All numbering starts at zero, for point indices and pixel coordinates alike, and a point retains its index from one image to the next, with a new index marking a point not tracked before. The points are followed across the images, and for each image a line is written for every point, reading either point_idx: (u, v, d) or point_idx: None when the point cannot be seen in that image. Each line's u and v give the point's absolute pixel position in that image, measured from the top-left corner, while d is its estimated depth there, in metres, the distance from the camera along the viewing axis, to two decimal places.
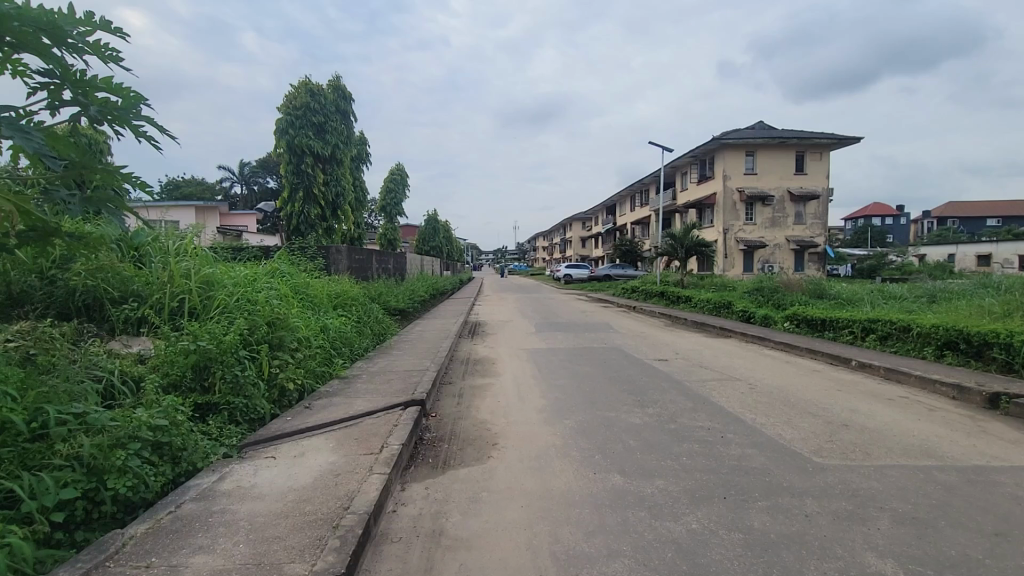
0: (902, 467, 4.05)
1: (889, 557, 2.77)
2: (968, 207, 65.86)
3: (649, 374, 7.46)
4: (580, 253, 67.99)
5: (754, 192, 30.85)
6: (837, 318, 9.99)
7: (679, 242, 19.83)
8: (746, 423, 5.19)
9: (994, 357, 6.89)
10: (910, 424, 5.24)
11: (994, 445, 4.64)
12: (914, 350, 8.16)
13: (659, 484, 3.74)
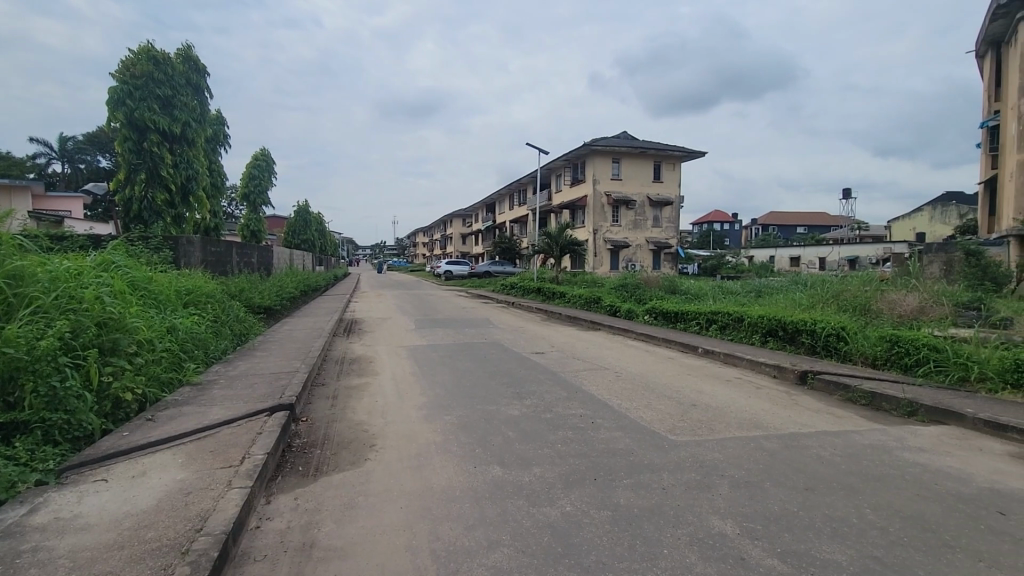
0: (737, 438, 4.71)
1: (729, 518, 3.20)
2: (785, 217, 78.27)
3: (526, 367, 7.77)
4: (460, 250, 68.30)
5: (620, 197, 33.49)
6: (687, 311, 11.29)
7: (554, 241, 20.83)
8: (612, 408, 5.64)
9: (802, 341, 8.29)
10: (742, 401, 6.10)
11: (804, 414, 5.60)
12: (746, 337, 9.50)
13: (536, 472, 3.92)
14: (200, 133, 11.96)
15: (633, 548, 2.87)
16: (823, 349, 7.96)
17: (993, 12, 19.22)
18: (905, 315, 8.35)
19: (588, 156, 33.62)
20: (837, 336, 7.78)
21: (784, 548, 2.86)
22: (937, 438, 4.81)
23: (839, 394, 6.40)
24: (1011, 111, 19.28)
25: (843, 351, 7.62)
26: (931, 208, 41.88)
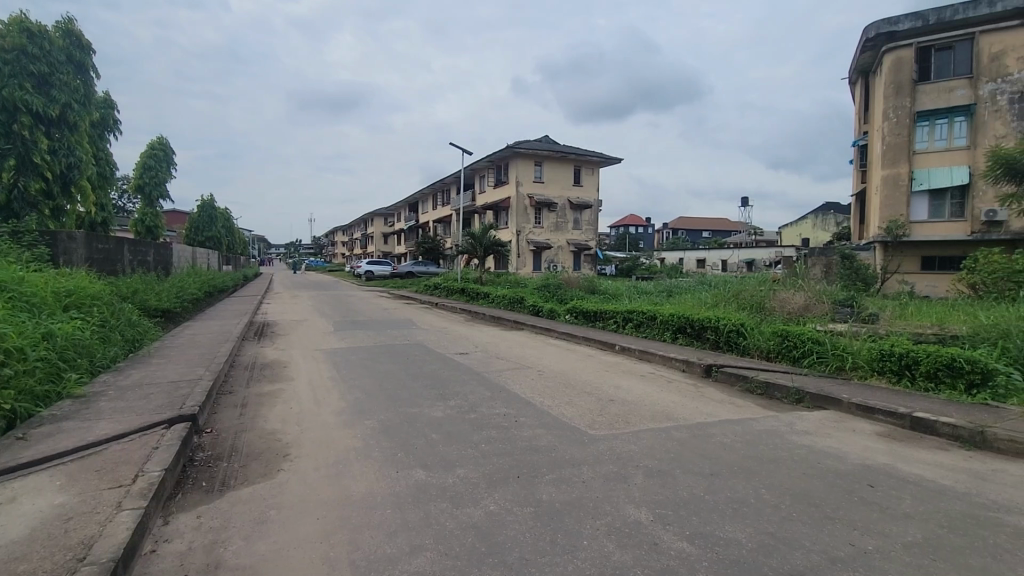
0: (651, 430, 4.99)
1: (644, 506, 3.38)
2: (693, 222, 83.92)
3: (449, 368, 7.73)
4: (382, 250, 66.51)
5: (542, 199, 34.20)
6: (605, 311, 11.79)
7: (478, 241, 20.87)
8: (535, 406, 5.77)
9: (707, 337, 8.96)
10: (655, 394, 6.48)
11: (709, 405, 6.04)
12: (658, 334, 10.09)
13: (460, 473, 3.92)
14: (83, 116, 10.75)
15: (554, 542, 2.96)
16: (725, 344, 8.64)
17: (862, 45, 21.81)
18: (793, 312, 9.26)
19: (512, 158, 34.04)
20: (736, 332, 8.47)
21: (692, 530, 3.08)
22: (819, 421, 5.40)
23: (739, 385, 6.97)
24: (876, 133, 22.01)
25: (742, 345, 8.31)
26: (813, 216, 46.78)
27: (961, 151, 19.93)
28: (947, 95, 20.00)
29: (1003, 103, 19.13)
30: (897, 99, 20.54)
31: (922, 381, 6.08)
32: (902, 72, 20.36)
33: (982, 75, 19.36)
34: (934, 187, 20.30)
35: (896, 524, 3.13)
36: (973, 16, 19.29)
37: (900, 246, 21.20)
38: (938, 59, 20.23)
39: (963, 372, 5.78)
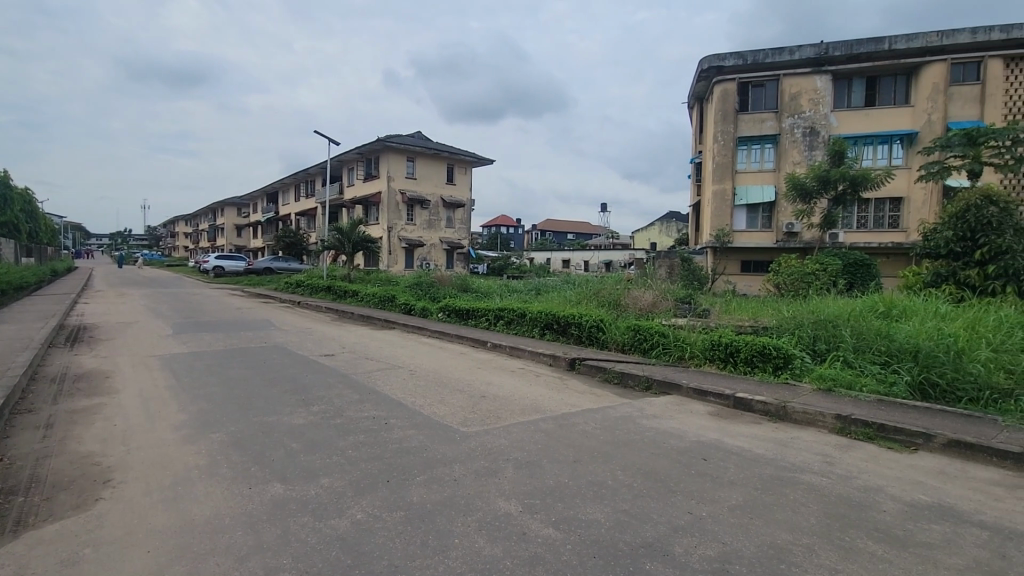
0: (520, 423, 5.18)
1: (513, 498, 3.50)
2: (559, 225, 88.98)
3: (313, 371, 7.25)
4: (234, 244, 60.10)
5: (414, 196, 33.61)
6: (477, 308, 11.97)
7: (345, 237, 19.87)
8: (405, 406, 5.67)
9: (571, 332, 9.56)
10: (524, 388, 6.74)
11: (572, 396, 6.45)
12: (527, 331, 10.51)
13: (323, 483, 3.70)
14: None
15: (425, 544, 2.93)
16: (587, 338, 9.30)
17: (698, 75, 24.95)
18: (644, 308, 10.26)
19: (383, 152, 32.96)
20: (597, 327, 9.16)
21: (557, 516, 3.25)
22: (665, 406, 6.07)
23: (599, 376, 7.55)
24: (708, 153, 25.30)
25: (602, 339, 9.01)
26: (660, 223, 52.43)
27: (771, 173, 23.75)
28: (760, 125, 23.69)
29: (798, 135, 23.13)
30: (725, 125, 23.85)
31: (741, 366, 7.14)
32: (728, 102, 23.70)
33: (784, 111, 23.22)
34: (751, 202, 23.94)
35: (724, 491, 3.64)
36: (779, 60, 23.10)
37: (727, 251, 24.67)
38: (754, 94, 23.79)
39: (771, 357, 6.90)
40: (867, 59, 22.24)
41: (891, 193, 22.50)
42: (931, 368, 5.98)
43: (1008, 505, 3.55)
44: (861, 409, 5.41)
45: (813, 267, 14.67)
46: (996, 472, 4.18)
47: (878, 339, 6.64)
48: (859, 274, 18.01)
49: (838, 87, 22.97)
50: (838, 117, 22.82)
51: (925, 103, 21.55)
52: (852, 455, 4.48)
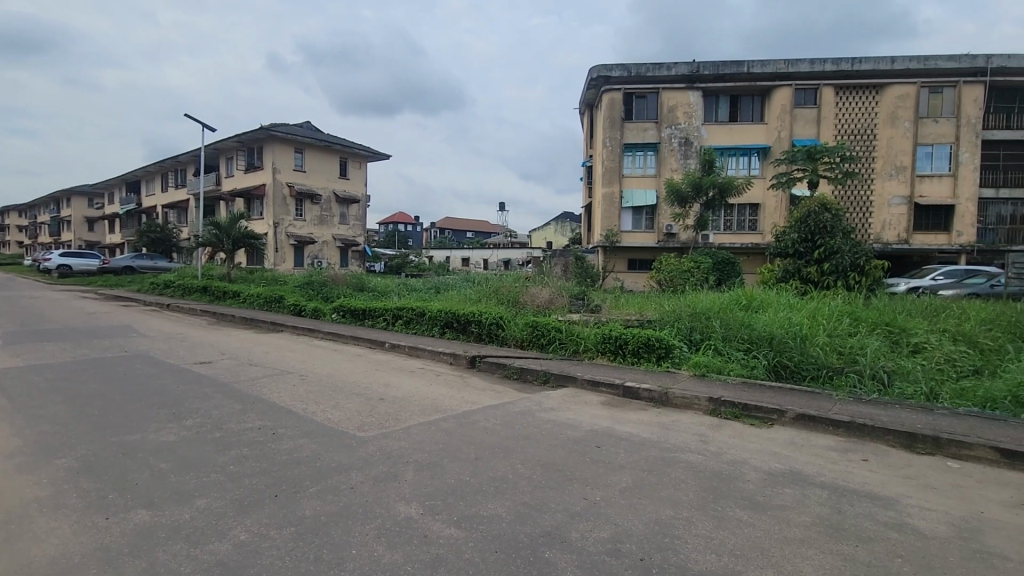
0: (420, 424, 5.10)
1: (414, 502, 3.43)
2: (457, 223, 88.82)
3: (187, 381, 6.53)
4: (84, 239, 52.12)
5: (304, 189, 31.56)
6: (374, 308, 11.56)
7: (224, 232, 18.12)
8: (295, 414, 5.32)
9: (471, 330, 9.59)
10: (423, 388, 6.64)
11: (473, 393, 6.48)
12: (426, 330, 10.35)
13: (200, 505, 3.35)
14: None
15: (319, 559, 2.77)
16: (487, 335, 9.39)
17: (588, 83, 26.29)
18: (541, 305, 10.60)
19: (267, 141, 30.57)
20: (496, 324, 9.28)
21: (459, 515, 3.25)
22: (561, 398, 6.33)
23: (499, 372, 7.66)
24: (598, 157, 26.77)
25: (501, 336, 9.16)
26: (555, 223, 54.48)
27: (653, 178, 25.72)
28: (643, 133, 25.54)
29: (675, 144, 25.28)
30: (612, 131, 25.39)
31: (629, 357, 7.66)
32: (615, 110, 25.27)
33: (663, 121, 25.27)
34: (636, 205, 25.75)
35: (615, 475, 3.87)
36: (658, 75, 25.08)
37: (615, 250, 26.32)
38: (638, 104, 25.60)
39: (654, 348, 7.49)
40: (731, 79, 24.94)
41: (750, 199, 25.44)
42: (783, 352, 6.88)
43: (841, 466, 4.19)
44: (729, 392, 6.06)
45: (688, 265, 16.15)
46: (833, 438, 4.92)
47: (741, 328, 7.48)
48: (725, 271, 20.13)
49: (708, 103, 25.47)
50: (708, 130, 25.29)
51: (776, 121, 24.62)
52: (722, 433, 5.01)
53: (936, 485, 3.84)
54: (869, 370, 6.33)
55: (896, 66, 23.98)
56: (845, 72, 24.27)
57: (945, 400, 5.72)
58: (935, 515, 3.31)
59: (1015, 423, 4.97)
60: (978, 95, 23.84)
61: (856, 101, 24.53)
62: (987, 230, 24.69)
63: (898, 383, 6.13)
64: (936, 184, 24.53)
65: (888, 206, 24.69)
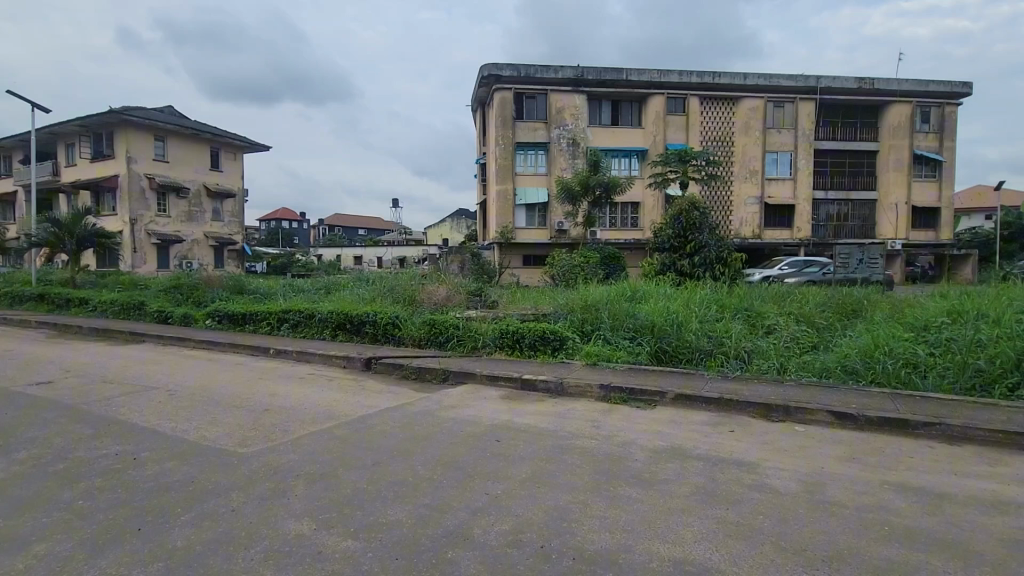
0: (312, 433, 4.79)
1: (306, 517, 3.21)
2: (348, 220, 84.87)
3: (21, 406, 5.52)
4: None
5: (167, 182, 28.10)
6: (256, 312, 10.64)
7: (66, 231, 15.55)
8: (163, 434, 4.73)
9: (366, 331, 9.21)
10: (314, 395, 6.25)
11: (370, 397, 6.23)
12: (317, 333, 9.76)
13: (40, 551, 2.85)
14: None
15: None
16: (383, 336, 9.08)
17: (480, 80, 26.46)
18: (438, 303, 10.48)
19: (120, 127, 26.74)
20: (392, 324, 9.01)
21: (356, 526, 3.10)
22: (461, 395, 6.32)
23: (396, 373, 7.45)
24: (491, 155, 27.07)
25: (398, 336, 8.92)
26: (450, 220, 54.12)
27: (544, 177, 26.61)
28: (533, 133, 26.30)
29: (564, 145, 26.35)
30: (504, 130, 25.81)
31: (527, 350, 7.86)
32: (507, 109, 25.70)
33: (552, 122, 26.21)
34: (529, 202, 26.47)
35: (515, 467, 3.95)
36: (546, 77, 25.92)
37: (510, 246, 26.85)
38: (528, 104, 26.29)
39: (550, 341, 7.75)
40: (612, 85, 26.51)
41: (631, 198, 27.32)
42: (663, 338, 7.49)
43: (713, 438, 4.67)
44: (618, 378, 6.46)
45: (579, 260, 16.96)
46: (706, 414, 5.46)
47: (627, 318, 8.01)
48: (612, 265, 21.45)
49: (593, 106, 26.87)
50: (594, 132, 26.69)
51: (652, 126, 26.67)
52: (613, 418, 5.32)
53: (788, 448, 4.43)
54: (734, 350, 7.12)
55: (749, 81, 27.10)
56: (708, 84, 26.93)
57: (793, 372, 6.63)
58: (788, 474, 3.81)
59: (844, 388, 5.90)
60: (811, 110, 27.74)
61: (718, 111, 27.36)
62: (820, 227, 28.90)
63: (756, 360, 6.98)
64: (781, 187, 28.17)
65: (745, 205, 27.92)
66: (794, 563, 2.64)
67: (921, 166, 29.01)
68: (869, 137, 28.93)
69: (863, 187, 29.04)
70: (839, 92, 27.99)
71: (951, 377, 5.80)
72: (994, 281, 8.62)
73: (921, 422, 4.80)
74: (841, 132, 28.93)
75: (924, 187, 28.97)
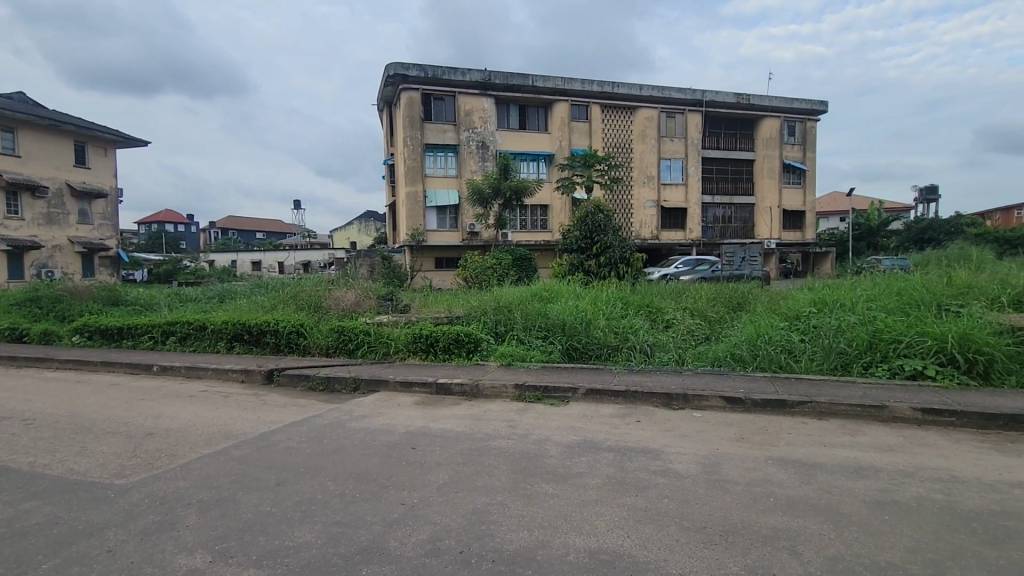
0: (204, 456, 4.36)
1: (200, 549, 2.92)
2: (243, 222, 78.87)
3: None
4: None
5: (20, 179, 24.15)
6: (135, 325, 9.52)
7: None
8: (17, 471, 4.06)
9: (267, 341, 8.59)
10: (208, 414, 5.70)
11: (272, 412, 5.81)
12: (209, 346, 8.94)
13: None
14: None
15: None
16: (285, 346, 8.52)
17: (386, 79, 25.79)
18: (346, 309, 10.05)
19: None
20: (296, 332, 8.47)
21: (259, 553, 2.87)
22: (372, 403, 6.10)
23: (302, 385, 7.01)
24: (399, 156, 26.46)
25: (303, 345, 8.41)
26: (358, 222, 52.09)
27: (454, 179, 26.51)
28: (442, 135, 26.11)
29: (473, 147, 26.42)
30: (413, 131, 25.35)
31: (441, 354, 7.76)
32: (414, 109, 25.25)
33: (461, 124, 26.18)
34: (439, 204, 26.23)
35: (430, 474, 3.87)
36: (454, 78, 25.80)
37: (421, 249, 26.43)
38: (436, 106, 26.04)
39: (464, 343, 7.72)
40: (519, 90, 27.03)
41: (540, 201, 28.04)
42: (573, 336, 7.74)
43: (622, 429, 4.91)
44: (532, 377, 6.59)
45: (491, 262, 17.10)
46: (615, 406, 5.73)
47: (539, 317, 8.20)
48: (524, 266, 21.85)
49: (501, 110, 27.22)
50: (502, 135, 27.03)
51: (558, 132, 27.58)
52: (528, 416, 5.41)
53: (687, 433, 4.77)
54: (638, 344, 7.55)
55: (644, 92, 28.92)
56: (608, 93, 28.36)
57: (690, 363, 7.15)
58: (689, 458, 4.10)
59: (733, 375, 6.48)
60: (698, 121, 30.21)
61: (617, 119, 28.92)
62: (709, 228, 31.54)
63: (658, 352, 7.44)
64: (675, 191, 30.37)
65: (644, 208, 29.78)
66: (696, 541, 2.84)
67: (789, 174, 32.69)
68: (747, 147, 32.07)
69: (743, 192, 32.16)
70: (721, 106, 30.73)
71: (819, 360, 6.58)
72: (848, 274, 9.91)
73: (796, 401, 5.39)
74: (724, 142, 31.80)
75: (792, 193, 32.70)
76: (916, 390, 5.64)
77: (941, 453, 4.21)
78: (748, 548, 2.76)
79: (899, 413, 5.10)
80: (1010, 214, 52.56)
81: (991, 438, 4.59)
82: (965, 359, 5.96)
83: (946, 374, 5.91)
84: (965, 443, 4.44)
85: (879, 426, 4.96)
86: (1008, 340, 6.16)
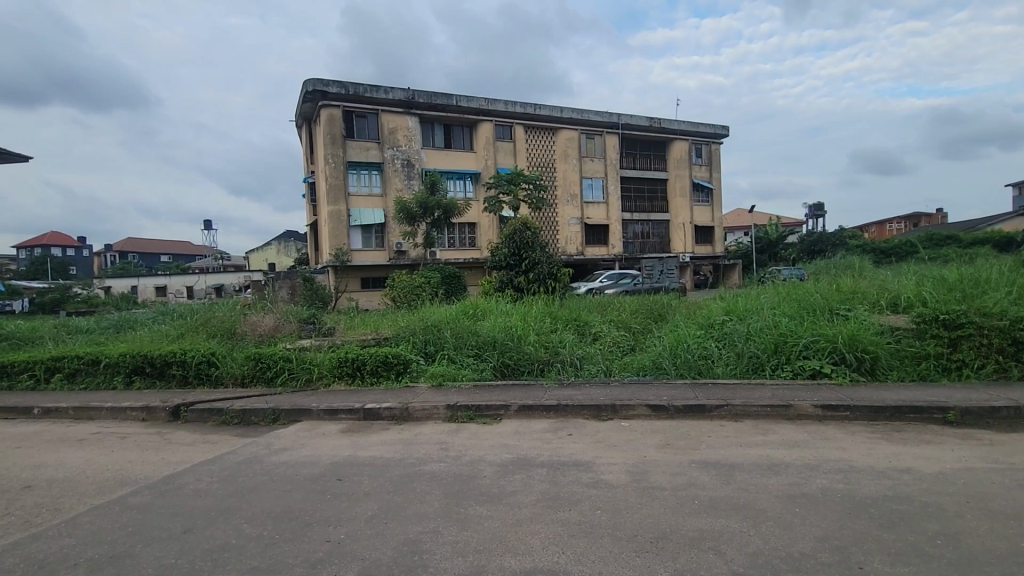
0: (95, 508, 3.86)
1: None
2: (144, 245, 72.24)
3: None
4: None
5: None
6: (11, 362, 8.37)
7: None
8: None
9: (173, 374, 7.87)
10: (101, 459, 5.08)
11: (179, 451, 5.28)
12: (104, 382, 8.02)
13: None
14: None
15: None
16: (195, 377, 7.84)
17: (304, 95, 24.88)
18: (264, 334, 9.45)
19: None
20: (207, 362, 7.81)
21: None
22: (294, 434, 5.72)
23: (213, 420, 6.45)
24: (320, 173, 25.56)
25: (215, 375, 7.77)
26: (277, 243, 49.48)
27: (379, 197, 25.97)
28: (365, 152, 25.56)
29: (398, 165, 26.07)
30: (334, 148, 24.61)
31: (368, 377, 7.47)
32: (335, 126, 24.57)
33: (385, 142, 25.79)
34: (364, 223, 25.55)
35: (358, 506, 3.67)
36: (377, 96, 25.42)
37: (346, 269, 25.55)
38: (358, 123, 25.49)
39: (392, 365, 7.49)
40: (443, 110, 27.15)
41: (467, 219, 28.11)
42: (504, 353, 7.75)
43: (554, 443, 4.94)
44: (463, 397, 6.49)
45: (420, 280, 16.86)
46: (546, 421, 5.78)
47: (469, 335, 8.13)
48: (453, 285, 21.69)
49: (425, 128, 27.12)
50: (427, 153, 26.90)
51: (483, 151, 27.95)
52: (460, 437, 5.32)
53: (616, 443, 4.88)
54: (567, 358, 7.68)
55: (564, 114, 30.01)
56: (530, 115, 29.18)
57: (617, 373, 7.41)
58: (618, 467, 4.20)
59: (656, 383, 6.77)
60: (616, 143, 31.82)
61: (540, 140, 29.81)
62: (629, 243, 33.04)
63: (586, 365, 7.62)
64: (597, 209, 31.60)
65: (569, 225, 30.73)
66: (628, 550, 2.89)
67: (698, 194, 35.15)
68: (660, 168, 34.15)
69: (659, 209, 34.11)
70: (636, 129, 32.61)
71: (733, 364, 7.03)
72: (753, 284, 10.73)
73: (713, 405, 5.69)
74: (640, 162, 33.69)
75: (702, 210, 35.12)
76: (816, 388, 6.16)
77: (839, 445, 4.62)
78: (677, 552, 2.86)
79: (802, 410, 5.54)
80: (882, 227, 59.79)
81: (880, 428, 5.11)
82: (854, 357, 6.62)
83: (840, 372, 6.54)
84: (858, 435, 4.90)
85: (787, 423, 5.37)
86: (888, 339, 6.90)
